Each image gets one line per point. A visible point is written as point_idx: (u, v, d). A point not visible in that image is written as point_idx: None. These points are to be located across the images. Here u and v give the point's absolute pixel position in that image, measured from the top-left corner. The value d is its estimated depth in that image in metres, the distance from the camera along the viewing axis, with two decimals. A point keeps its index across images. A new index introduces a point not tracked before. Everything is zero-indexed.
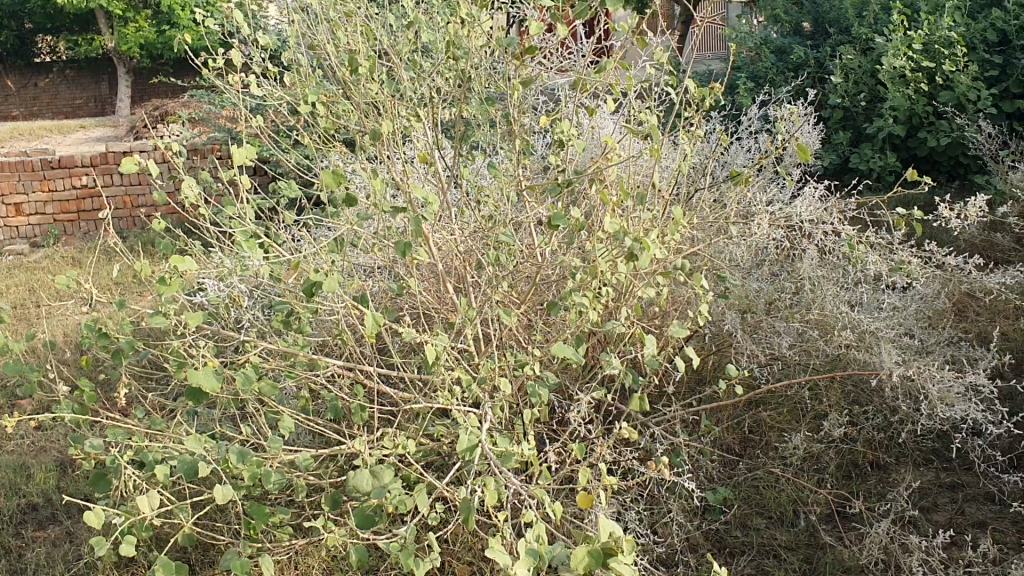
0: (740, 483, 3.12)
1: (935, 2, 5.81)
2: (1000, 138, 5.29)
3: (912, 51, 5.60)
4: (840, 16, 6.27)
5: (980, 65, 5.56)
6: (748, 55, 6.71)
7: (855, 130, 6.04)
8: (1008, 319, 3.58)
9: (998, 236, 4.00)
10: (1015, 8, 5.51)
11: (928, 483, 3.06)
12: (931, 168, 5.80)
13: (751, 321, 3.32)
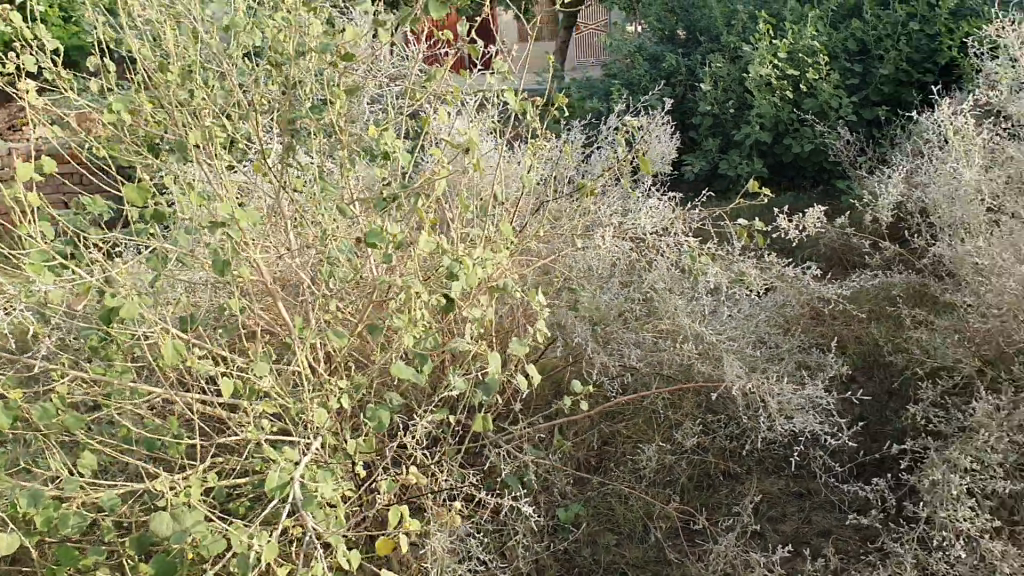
0: (591, 498, 3.09)
1: (800, 10, 5.87)
2: (859, 146, 5.42)
3: (776, 59, 5.67)
4: (710, 24, 6.30)
5: (841, 73, 5.66)
6: (623, 61, 6.71)
7: (724, 137, 6.14)
8: (862, 325, 3.64)
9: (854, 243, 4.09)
10: (874, 19, 5.64)
11: (776, 492, 3.07)
12: (796, 174, 5.92)
13: (603, 333, 3.28)
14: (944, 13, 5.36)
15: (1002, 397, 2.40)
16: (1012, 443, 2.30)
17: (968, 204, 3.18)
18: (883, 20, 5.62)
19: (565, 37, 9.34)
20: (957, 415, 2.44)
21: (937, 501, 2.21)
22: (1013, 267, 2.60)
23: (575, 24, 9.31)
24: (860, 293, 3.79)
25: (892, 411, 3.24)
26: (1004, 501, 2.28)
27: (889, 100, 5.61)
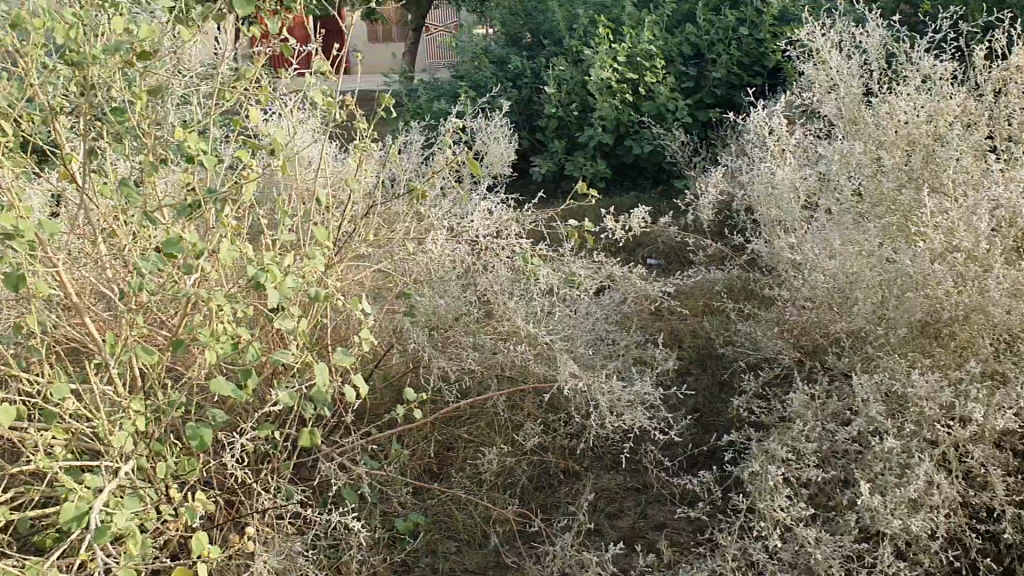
0: (430, 506, 3.03)
1: (637, 15, 5.99)
2: (694, 146, 5.58)
3: (615, 62, 5.76)
4: (552, 27, 6.35)
5: (677, 77, 5.80)
6: (469, 64, 6.68)
7: (570, 138, 6.13)
8: (699, 325, 3.72)
9: (690, 251, 4.20)
10: (705, 24, 5.81)
11: (613, 489, 3.10)
12: (638, 174, 6.02)
13: (439, 337, 3.22)
14: (769, 19, 5.58)
15: (817, 386, 2.49)
16: (825, 430, 2.39)
17: (787, 202, 3.34)
18: (714, 25, 5.80)
19: (414, 37, 9.25)
20: (777, 406, 2.52)
21: (756, 491, 2.27)
22: (823, 263, 2.71)
23: (423, 25, 9.23)
24: (692, 296, 3.90)
25: (723, 403, 3.32)
26: (820, 487, 2.36)
27: (722, 102, 5.78)
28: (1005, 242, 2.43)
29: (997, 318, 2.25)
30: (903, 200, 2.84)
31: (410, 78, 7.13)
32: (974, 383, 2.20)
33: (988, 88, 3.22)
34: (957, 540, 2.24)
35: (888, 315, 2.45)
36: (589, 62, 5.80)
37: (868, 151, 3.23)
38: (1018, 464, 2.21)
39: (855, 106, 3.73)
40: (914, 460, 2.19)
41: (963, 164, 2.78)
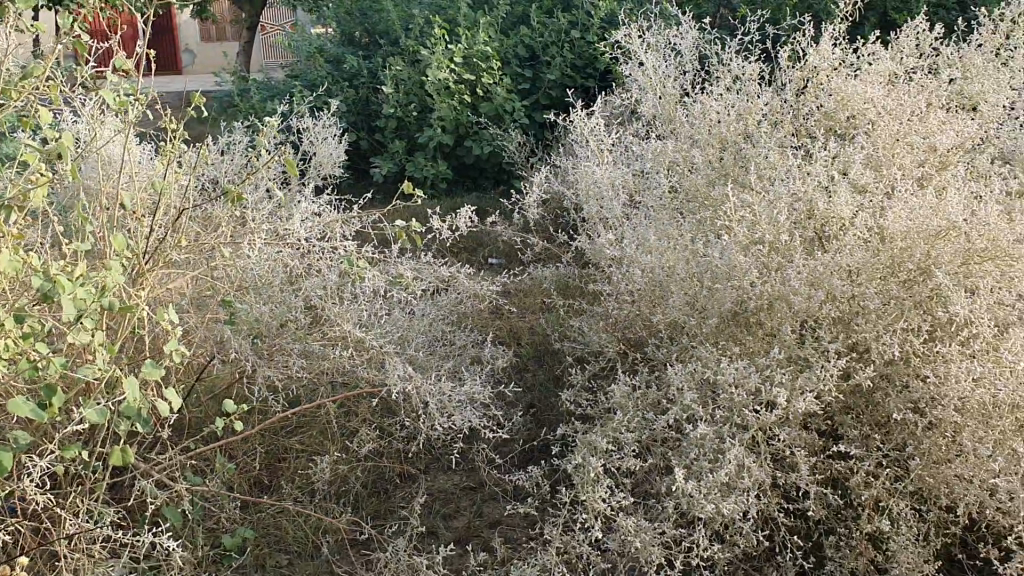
0: (259, 519, 2.93)
1: (473, 16, 6.00)
2: (530, 145, 5.64)
3: (452, 63, 5.73)
4: (388, 28, 6.28)
5: (513, 78, 5.84)
6: (304, 64, 6.51)
7: (410, 138, 6.06)
8: (536, 325, 3.75)
9: (526, 254, 4.24)
10: (539, 26, 5.88)
11: (449, 490, 3.08)
12: (478, 174, 6.02)
13: (265, 346, 3.11)
14: (598, 22, 5.70)
15: (639, 378, 2.56)
16: (645, 420, 2.46)
17: (608, 197, 3.43)
18: (548, 28, 5.89)
19: (248, 37, 8.95)
20: (602, 399, 2.56)
21: (580, 484, 2.31)
22: (640, 258, 2.77)
23: (257, 24, 8.95)
24: (527, 298, 3.93)
25: (556, 398, 3.35)
26: (643, 476, 2.42)
27: (556, 103, 5.86)
28: (806, 233, 2.56)
29: (798, 305, 2.36)
30: (718, 196, 2.95)
31: (242, 78, 6.88)
32: (779, 368, 2.31)
33: (791, 88, 3.39)
34: (769, 519, 2.34)
35: (701, 305, 2.54)
36: (425, 62, 5.73)
37: (685, 149, 3.36)
38: (822, 443, 2.33)
39: (671, 105, 3.88)
40: (726, 445, 2.28)
41: (770, 160, 2.91)
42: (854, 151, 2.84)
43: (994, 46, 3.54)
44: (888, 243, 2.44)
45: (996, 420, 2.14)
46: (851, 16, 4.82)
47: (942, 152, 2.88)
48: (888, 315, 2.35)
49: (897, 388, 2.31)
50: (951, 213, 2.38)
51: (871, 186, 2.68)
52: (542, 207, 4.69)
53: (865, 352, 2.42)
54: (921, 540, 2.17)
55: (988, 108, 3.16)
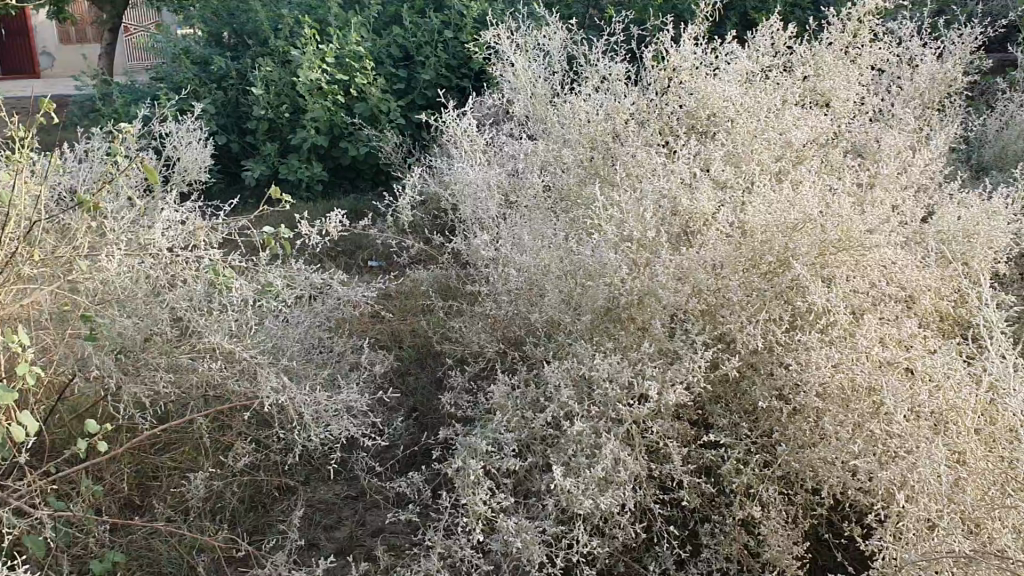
0: (130, 542, 2.81)
1: (344, 16, 5.91)
2: (405, 146, 5.60)
3: (324, 64, 5.62)
4: (256, 28, 6.11)
5: (387, 78, 5.77)
6: (168, 65, 6.28)
7: (282, 141, 5.93)
8: (417, 328, 3.72)
9: (403, 256, 4.21)
10: (411, 26, 5.83)
11: (329, 500, 3.02)
12: (354, 176, 5.94)
13: (130, 362, 2.98)
14: (470, 22, 5.70)
15: (518, 377, 2.56)
16: (525, 419, 2.46)
17: (482, 198, 3.43)
18: (420, 28, 5.84)
19: (109, 38, 8.60)
20: (481, 399, 2.55)
21: (461, 486, 2.30)
22: (515, 257, 2.77)
23: (119, 24, 8.60)
24: (406, 302, 3.91)
25: (437, 401, 3.33)
26: (523, 476, 2.43)
27: (431, 103, 5.83)
28: (674, 229, 2.62)
29: (668, 300, 2.41)
30: (589, 194, 2.98)
31: (102, 80, 6.59)
32: (651, 362, 2.35)
33: (656, 87, 3.47)
34: (646, 511, 2.38)
35: (576, 302, 2.56)
36: (295, 62, 5.60)
37: (557, 148, 3.39)
38: (694, 434, 2.38)
39: (541, 105, 3.91)
40: (602, 439, 2.31)
41: (637, 158, 2.96)
42: (715, 148, 2.93)
43: (844, 45, 3.71)
44: (750, 237, 2.52)
45: (853, 403, 2.23)
46: (712, 16, 4.98)
47: (799, 148, 3.00)
48: (752, 306, 2.42)
49: (762, 376, 2.38)
50: (807, 206, 2.47)
51: (733, 182, 2.76)
52: (418, 209, 4.67)
53: (731, 342, 2.49)
54: (790, 522, 2.24)
55: (840, 105, 3.30)
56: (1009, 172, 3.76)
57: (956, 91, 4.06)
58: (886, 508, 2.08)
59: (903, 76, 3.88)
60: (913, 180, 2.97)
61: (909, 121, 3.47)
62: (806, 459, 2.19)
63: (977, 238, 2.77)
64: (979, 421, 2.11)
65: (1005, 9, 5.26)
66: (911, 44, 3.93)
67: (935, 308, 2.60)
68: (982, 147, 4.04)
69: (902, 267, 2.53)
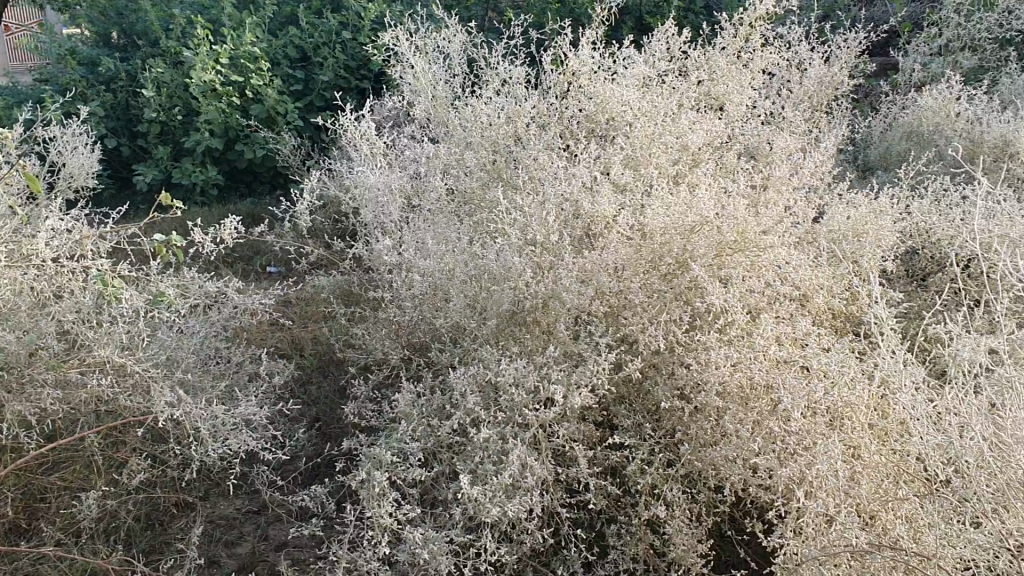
0: (17, 569, 2.67)
1: (238, 16, 5.76)
2: (304, 149, 5.50)
3: (218, 65, 5.46)
4: (146, 27, 5.90)
5: (284, 80, 5.65)
6: (52, 66, 6.02)
7: (175, 144, 5.75)
8: (319, 335, 3.65)
9: (304, 261, 4.13)
10: (308, 27, 5.72)
11: (230, 515, 2.94)
12: (251, 180, 5.81)
13: (13, 379, 2.83)
14: (369, 24, 5.62)
15: (423, 384, 2.53)
16: (430, 427, 2.43)
17: (383, 202, 3.37)
18: (317, 29, 5.74)
19: None
20: (386, 408, 2.51)
21: (367, 498, 2.25)
22: (418, 262, 2.73)
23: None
24: (307, 309, 3.83)
25: (340, 410, 3.27)
26: (430, 484, 2.40)
27: (329, 106, 5.73)
28: (576, 232, 2.62)
29: (571, 303, 2.41)
30: (492, 198, 2.97)
31: None
32: (556, 366, 2.35)
33: (555, 90, 3.47)
34: (553, 515, 2.38)
35: (481, 307, 2.54)
36: (187, 63, 5.43)
37: (457, 151, 3.37)
38: (599, 436, 2.39)
39: (442, 108, 3.87)
40: (508, 445, 2.29)
41: (538, 161, 2.96)
42: (614, 151, 2.96)
43: (737, 49, 3.79)
44: (649, 239, 2.54)
45: (753, 402, 2.27)
46: (609, 20, 5.03)
47: (695, 151, 3.05)
48: (653, 307, 2.45)
49: (664, 376, 2.41)
50: (704, 208, 2.51)
51: (633, 184, 2.79)
52: (318, 213, 4.58)
53: (634, 343, 2.51)
54: (694, 521, 2.27)
55: (734, 108, 3.37)
56: (892, 172, 3.90)
57: (842, 94, 4.20)
58: (786, 504, 2.13)
59: (793, 79, 3.99)
60: (804, 181, 3.05)
61: (800, 124, 3.57)
62: (709, 458, 2.22)
63: (866, 237, 2.86)
64: (872, 416, 2.17)
65: (885, 15, 5.47)
66: (800, 48, 4.04)
67: (828, 305, 2.68)
68: (867, 148, 4.19)
69: (797, 266, 2.59)
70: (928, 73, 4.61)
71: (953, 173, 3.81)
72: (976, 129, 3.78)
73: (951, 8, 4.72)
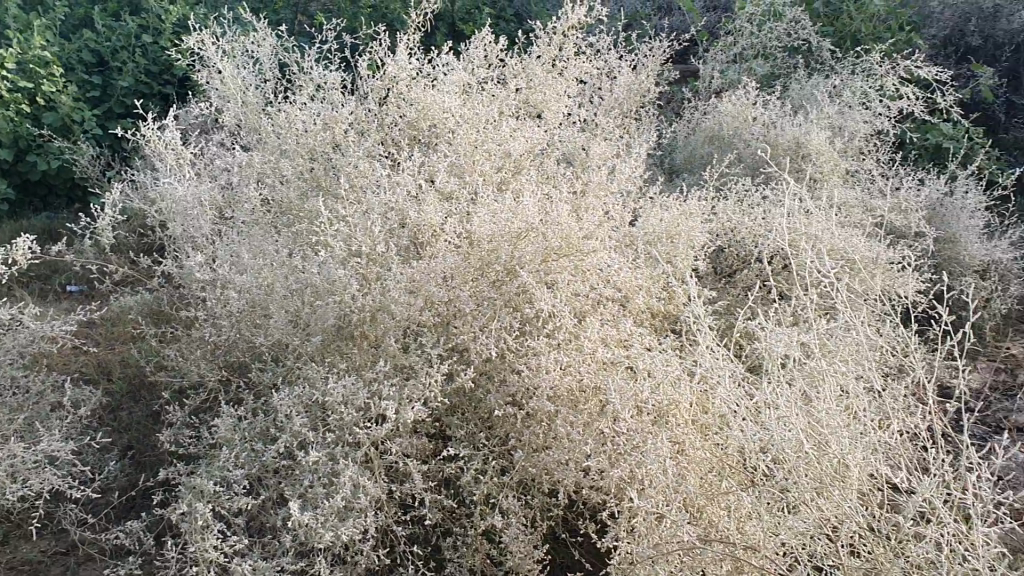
0: None
1: (24, 18, 5.35)
2: (104, 159, 5.15)
3: (4, 70, 5.05)
4: None
5: (79, 85, 5.26)
6: None
7: None
8: (129, 358, 3.42)
9: (108, 279, 3.85)
10: (105, 30, 5.37)
11: (34, 560, 2.70)
12: (46, 193, 5.31)
13: None
14: (171, 27, 5.35)
15: (244, 407, 2.40)
16: (255, 451, 2.31)
17: (193, 215, 3.19)
18: (114, 32, 5.40)
19: None
20: (206, 434, 2.37)
21: (189, 532, 2.11)
22: (234, 278, 2.59)
23: None
24: (115, 330, 3.59)
25: (154, 436, 3.07)
26: (257, 511, 2.28)
27: (131, 114, 5.38)
28: (401, 242, 2.57)
29: (399, 315, 2.34)
30: (312, 208, 2.87)
31: None
32: (386, 380, 2.29)
33: (373, 97, 3.40)
34: (388, 533, 2.32)
35: (304, 323, 2.43)
36: None
37: (272, 160, 3.23)
38: (432, 447, 2.35)
39: (254, 115, 3.72)
40: (338, 464, 2.21)
41: (359, 170, 2.89)
42: (437, 159, 2.93)
43: (552, 56, 3.85)
44: (477, 246, 2.52)
45: (582, 404, 2.29)
46: (423, 26, 5.01)
47: (516, 157, 3.06)
48: (482, 315, 2.42)
49: (495, 384, 2.39)
50: (529, 214, 2.52)
51: (457, 192, 2.76)
52: (121, 228, 4.30)
53: (464, 353, 2.47)
54: (529, 527, 2.26)
55: (550, 115, 3.42)
56: (699, 174, 4.07)
57: (650, 101, 4.34)
58: (618, 504, 2.16)
59: (604, 86, 4.08)
60: (621, 186, 3.12)
61: (614, 130, 3.66)
62: (541, 464, 2.22)
63: (680, 237, 2.95)
64: (695, 412, 2.23)
65: (684, 25, 5.71)
66: (609, 56, 4.15)
67: (648, 306, 2.74)
68: (674, 151, 4.34)
69: (618, 269, 2.64)
70: (726, 80, 4.85)
71: (755, 174, 4.02)
72: (772, 132, 4.00)
73: (744, 18, 4.98)
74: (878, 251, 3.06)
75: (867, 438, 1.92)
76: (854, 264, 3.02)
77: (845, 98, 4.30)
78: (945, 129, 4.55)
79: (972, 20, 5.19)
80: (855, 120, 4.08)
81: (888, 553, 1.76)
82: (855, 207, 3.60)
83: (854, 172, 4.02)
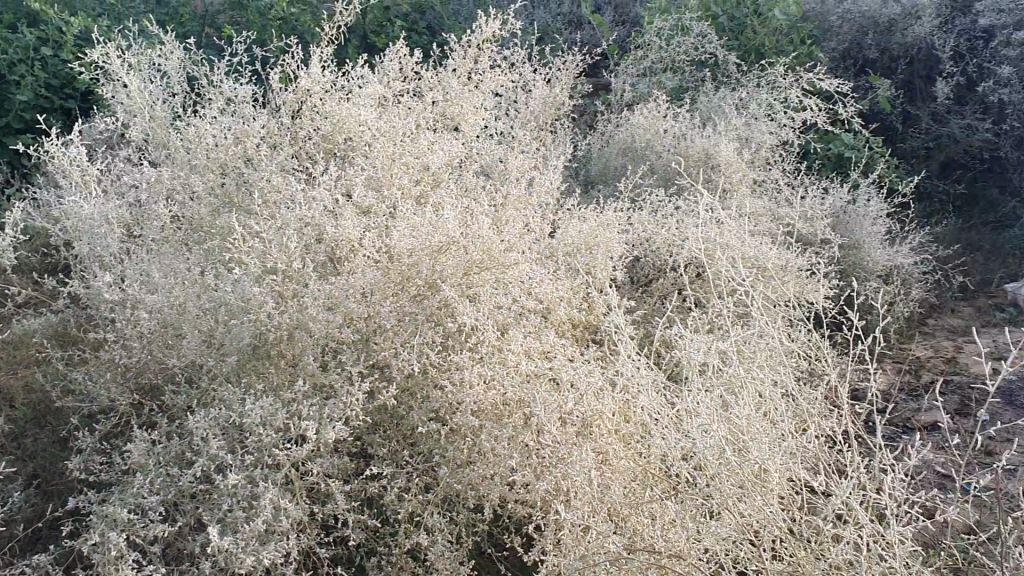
0: None
1: None
2: (2, 176, 4.93)
3: None
4: None
5: None
6: None
7: None
8: (33, 383, 3.27)
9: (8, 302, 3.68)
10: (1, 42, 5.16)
11: None
12: None
13: None
14: (72, 40, 5.17)
15: (158, 431, 2.32)
16: (170, 477, 2.23)
17: (99, 233, 3.08)
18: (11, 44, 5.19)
19: None
20: (117, 461, 2.27)
21: (101, 564, 2.03)
22: (144, 298, 2.50)
23: None
24: (16, 355, 3.43)
25: (61, 464, 2.94)
26: (173, 539, 2.20)
27: (31, 129, 5.16)
28: (318, 258, 2.52)
29: (318, 333, 2.30)
30: (225, 224, 2.80)
31: None
32: (306, 399, 2.24)
33: (286, 110, 3.34)
34: (310, 555, 2.26)
35: (219, 343, 2.36)
36: None
37: (182, 176, 3.14)
38: (354, 466, 2.30)
39: (162, 129, 3.62)
40: (258, 486, 2.15)
41: (273, 184, 2.84)
42: (354, 173, 2.89)
43: (466, 70, 3.84)
44: (397, 261, 2.50)
45: (506, 418, 2.28)
46: (335, 38, 4.95)
47: (434, 170, 3.04)
48: (404, 331, 2.39)
49: (417, 400, 2.36)
50: (449, 228, 2.50)
51: (375, 207, 2.73)
52: (22, 248, 4.12)
53: (385, 369, 2.44)
54: (455, 542, 2.24)
55: (467, 128, 3.41)
56: (614, 186, 4.10)
57: (564, 114, 4.37)
58: (545, 517, 2.16)
59: (519, 99, 4.09)
60: (539, 198, 3.12)
61: (531, 142, 3.67)
62: (466, 478, 2.20)
63: (598, 248, 2.97)
64: (618, 422, 2.25)
65: (596, 38, 5.78)
66: (524, 69, 4.16)
67: (569, 317, 2.74)
68: (588, 163, 4.38)
69: (538, 280, 2.65)
70: (638, 92, 4.91)
71: (670, 185, 4.07)
72: (684, 143, 4.07)
73: (653, 32, 5.07)
74: (788, 257, 3.13)
75: (786, 443, 1.96)
76: (765, 271, 3.08)
77: (753, 110, 4.40)
78: (846, 139, 4.70)
79: (869, 35, 5.38)
80: (761, 131, 4.19)
81: (810, 556, 1.79)
82: (763, 215, 3.69)
83: (761, 181, 4.12)
